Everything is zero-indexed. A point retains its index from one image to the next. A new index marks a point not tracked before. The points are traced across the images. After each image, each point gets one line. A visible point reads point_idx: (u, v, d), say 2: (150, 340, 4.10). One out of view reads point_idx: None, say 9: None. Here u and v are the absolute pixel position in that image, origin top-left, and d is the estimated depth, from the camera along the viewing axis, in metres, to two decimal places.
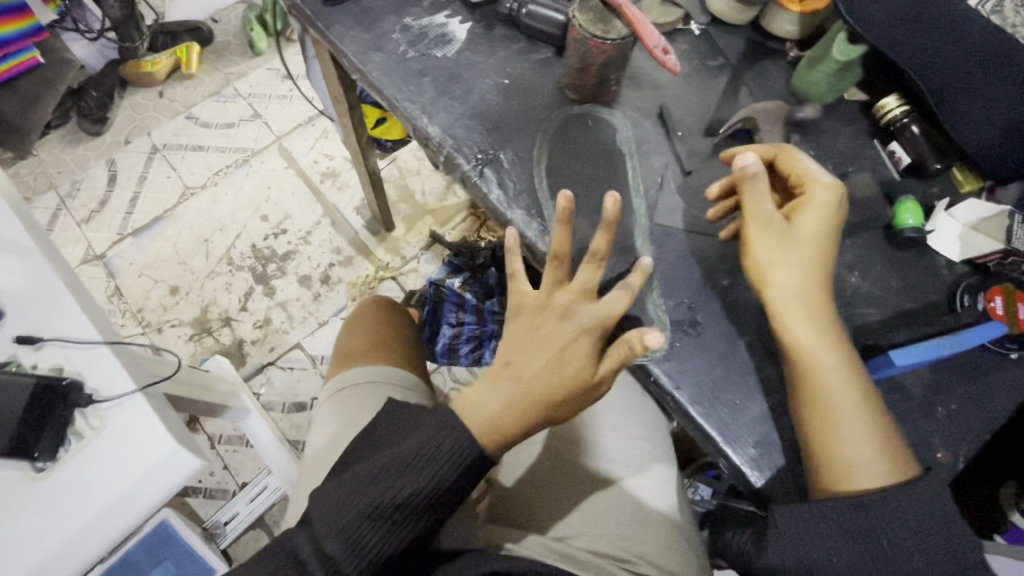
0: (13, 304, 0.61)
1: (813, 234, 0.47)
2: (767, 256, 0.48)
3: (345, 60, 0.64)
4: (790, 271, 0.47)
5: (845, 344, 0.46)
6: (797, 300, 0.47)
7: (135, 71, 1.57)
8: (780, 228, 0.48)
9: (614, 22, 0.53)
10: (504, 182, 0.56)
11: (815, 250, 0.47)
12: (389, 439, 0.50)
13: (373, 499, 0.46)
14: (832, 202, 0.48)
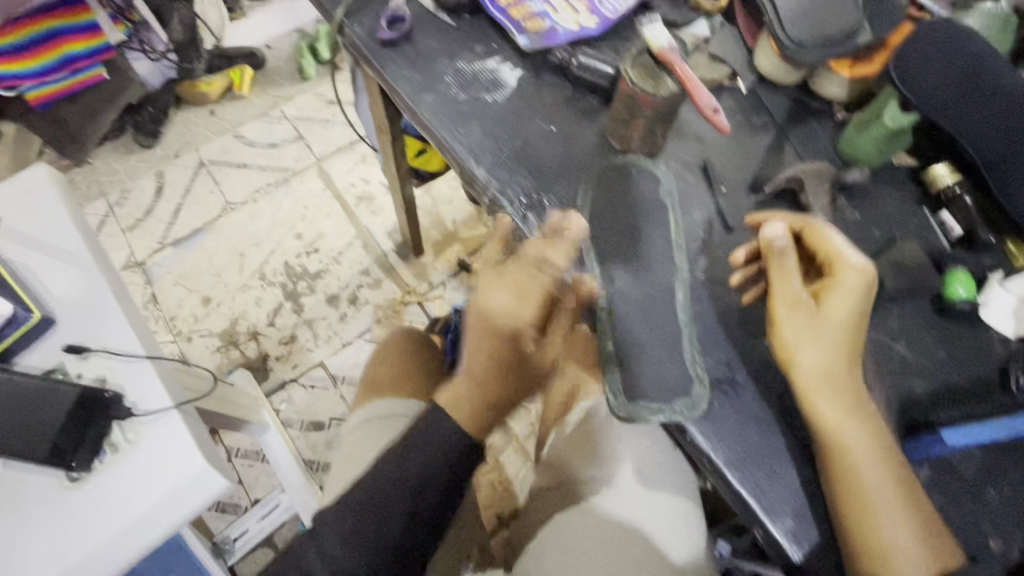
0: (66, 313, 0.64)
1: (840, 316, 0.46)
2: (796, 336, 0.46)
3: (397, 98, 0.66)
4: (821, 353, 0.45)
5: (877, 427, 0.45)
6: (826, 384, 0.45)
7: (191, 91, 1.66)
8: (810, 308, 0.47)
9: (664, 78, 0.54)
10: (546, 227, 0.57)
11: (843, 335, 0.46)
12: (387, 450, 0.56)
13: (403, 486, 0.54)
14: (863, 283, 0.47)
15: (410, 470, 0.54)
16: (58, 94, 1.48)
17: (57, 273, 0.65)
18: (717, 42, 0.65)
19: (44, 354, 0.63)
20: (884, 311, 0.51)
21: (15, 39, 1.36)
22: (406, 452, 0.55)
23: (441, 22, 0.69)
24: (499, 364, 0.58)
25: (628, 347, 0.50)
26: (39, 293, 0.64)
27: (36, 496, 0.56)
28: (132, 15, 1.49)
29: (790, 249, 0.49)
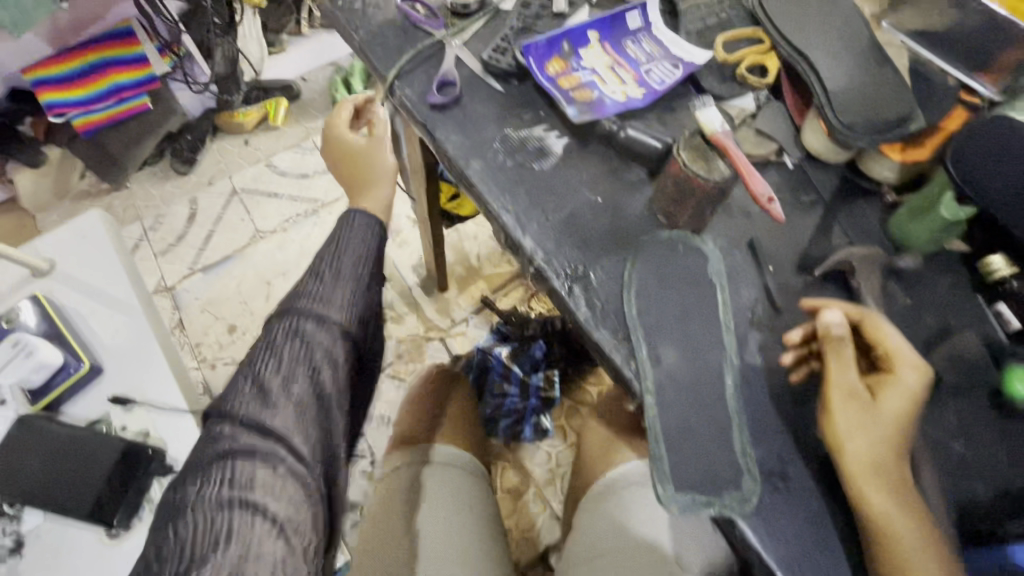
0: (115, 361, 0.66)
1: (897, 408, 0.45)
2: (852, 426, 0.45)
3: (444, 161, 0.67)
4: (876, 446, 0.44)
5: (932, 530, 0.43)
6: (879, 476, 0.44)
7: (228, 120, 1.71)
8: (866, 401, 0.46)
9: (717, 161, 0.55)
10: (592, 301, 0.57)
11: (898, 426, 0.45)
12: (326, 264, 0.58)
13: (361, 282, 0.59)
14: (920, 378, 0.47)
15: (336, 261, 0.58)
16: (98, 125, 1.51)
17: (106, 321, 0.68)
18: (764, 118, 0.65)
19: (88, 406, 0.64)
20: (941, 406, 0.50)
21: (68, 68, 1.43)
22: (328, 252, 0.59)
23: (488, 85, 0.71)
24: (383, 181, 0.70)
25: (677, 435, 0.49)
26: (88, 340, 0.66)
27: (79, 550, 0.57)
28: (177, 49, 1.52)
29: (848, 336, 0.48)
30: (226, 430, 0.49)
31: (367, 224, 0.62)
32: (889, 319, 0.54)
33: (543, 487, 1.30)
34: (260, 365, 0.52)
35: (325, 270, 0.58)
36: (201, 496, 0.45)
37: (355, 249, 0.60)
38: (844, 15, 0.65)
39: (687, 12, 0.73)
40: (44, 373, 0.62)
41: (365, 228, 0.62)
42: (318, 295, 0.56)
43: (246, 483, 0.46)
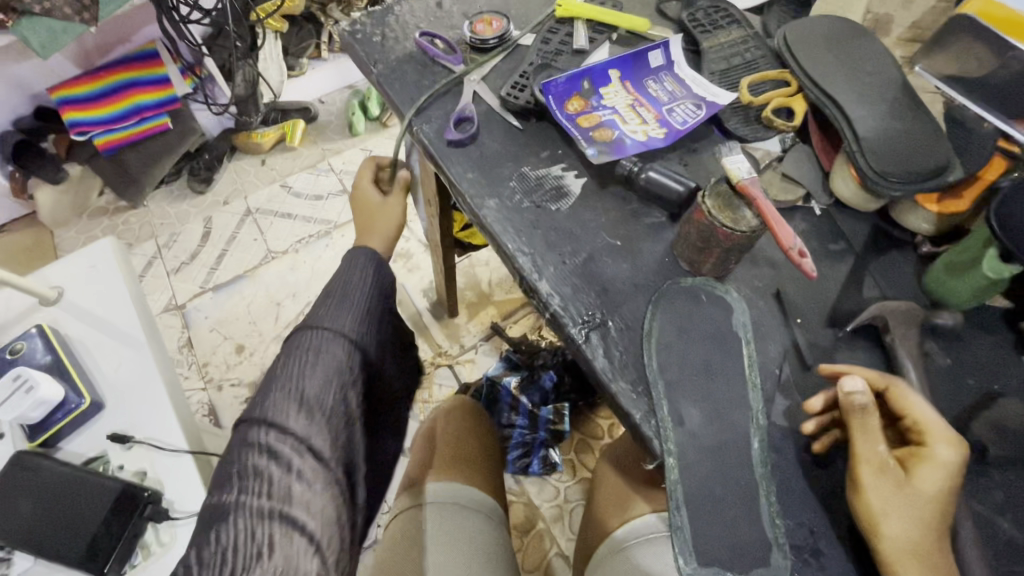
0: (115, 397, 0.66)
1: (932, 489, 0.40)
2: (881, 506, 0.41)
3: (460, 198, 0.66)
4: (910, 528, 0.40)
5: None
6: (915, 560, 0.39)
7: (245, 141, 1.72)
8: (897, 478, 0.41)
9: (743, 210, 0.52)
10: (610, 351, 0.54)
11: (934, 509, 0.40)
12: (331, 297, 0.60)
13: (369, 308, 0.61)
14: (958, 454, 0.41)
15: (356, 283, 0.61)
16: (122, 142, 1.54)
17: (106, 354, 0.69)
18: (791, 160, 0.63)
19: (86, 442, 0.64)
20: (987, 479, 0.47)
21: (93, 89, 1.46)
22: (348, 273, 0.62)
23: (506, 123, 0.70)
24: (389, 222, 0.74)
25: (700, 502, 0.46)
26: (91, 375, 0.67)
27: None
28: (199, 70, 1.56)
29: (873, 408, 0.43)
30: (255, 454, 0.49)
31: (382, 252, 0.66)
32: (927, 379, 0.51)
33: (550, 524, 1.25)
34: (283, 380, 0.53)
35: (345, 295, 0.60)
36: (236, 507, 0.47)
37: (371, 276, 0.63)
38: (874, 59, 0.63)
39: (710, 51, 0.71)
40: (45, 408, 0.62)
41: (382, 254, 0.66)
42: (334, 319, 0.58)
43: (280, 493, 0.49)
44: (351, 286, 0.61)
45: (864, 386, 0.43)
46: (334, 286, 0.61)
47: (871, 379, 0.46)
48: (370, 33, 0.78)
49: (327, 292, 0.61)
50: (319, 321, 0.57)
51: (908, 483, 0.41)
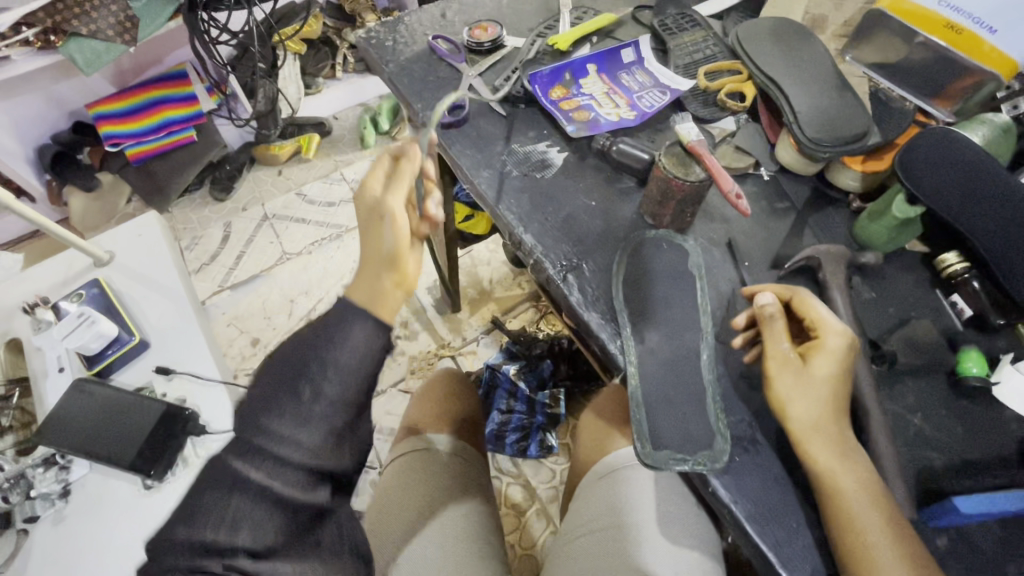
0: (159, 338, 0.79)
1: (827, 370, 0.50)
2: (784, 389, 0.50)
3: (458, 171, 0.76)
4: (808, 401, 0.49)
5: (865, 469, 0.47)
6: (811, 422, 0.48)
7: (264, 153, 1.79)
8: (797, 367, 0.51)
9: (693, 166, 0.62)
10: (584, 288, 0.64)
11: (828, 386, 0.49)
12: (279, 393, 0.46)
13: (321, 409, 0.46)
14: (845, 341, 0.51)
15: (309, 369, 0.46)
16: (153, 153, 1.63)
17: (154, 304, 0.80)
18: (742, 136, 0.74)
19: (134, 373, 0.75)
20: (901, 384, 0.55)
21: (127, 104, 1.58)
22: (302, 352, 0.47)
23: (498, 110, 0.80)
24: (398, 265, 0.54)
25: (657, 402, 0.55)
26: (139, 322, 0.79)
27: (118, 498, 0.69)
28: (224, 88, 1.66)
29: (778, 314, 0.53)
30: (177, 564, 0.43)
31: (360, 316, 0.49)
32: (854, 307, 0.59)
33: (546, 504, 1.26)
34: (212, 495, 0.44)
35: (294, 383, 0.46)
36: None
37: (334, 358, 0.47)
38: (811, 50, 0.74)
39: (675, 49, 0.83)
40: (102, 342, 0.73)
41: (358, 320, 0.49)
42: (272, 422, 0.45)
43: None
44: (302, 373, 0.46)
45: (772, 298, 0.53)
46: (286, 371, 0.47)
47: (778, 293, 0.57)
48: (383, 39, 0.90)
49: (278, 384, 0.46)
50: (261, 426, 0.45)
51: (808, 369, 0.50)
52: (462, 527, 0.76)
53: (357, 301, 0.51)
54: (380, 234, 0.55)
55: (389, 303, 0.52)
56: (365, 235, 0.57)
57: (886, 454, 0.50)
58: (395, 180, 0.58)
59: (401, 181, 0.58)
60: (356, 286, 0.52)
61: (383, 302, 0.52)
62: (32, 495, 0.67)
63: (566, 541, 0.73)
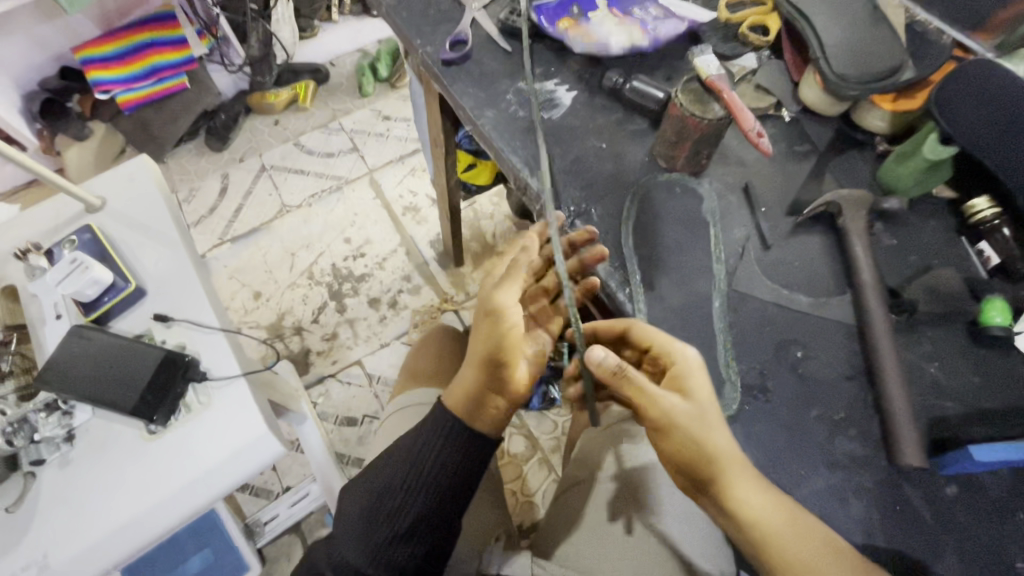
0: (156, 285, 0.71)
1: (680, 414, 0.48)
2: (700, 446, 0.47)
3: (460, 112, 0.71)
4: (718, 444, 0.47)
5: (778, 496, 0.46)
6: (727, 466, 0.47)
7: (258, 102, 1.70)
8: (691, 414, 0.48)
9: (712, 105, 0.59)
10: (592, 234, 0.60)
11: (692, 421, 0.48)
12: (400, 478, 0.57)
13: (432, 492, 0.57)
14: (694, 366, 0.49)
15: (405, 477, 0.57)
16: (141, 102, 1.54)
17: (148, 250, 0.73)
18: (764, 74, 0.69)
19: (133, 320, 0.70)
20: (919, 334, 0.53)
21: (109, 50, 1.46)
22: (396, 464, 0.58)
23: (502, 47, 0.75)
24: (499, 370, 0.56)
25: None
26: (133, 268, 0.71)
27: (118, 444, 0.63)
28: (215, 31, 1.56)
29: (625, 364, 0.51)
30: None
31: (445, 429, 0.58)
32: (875, 255, 0.57)
33: (547, 455, 1.27)
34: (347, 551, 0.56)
35: (392, 487, 0.57)
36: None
37: (422, 469, 0.57)
38: None
39: None
40: (97, 289, 0.68)
41: (444, 437, 0.58)
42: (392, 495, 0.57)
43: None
44: (397, 477, 0.57)
45: (602, 353, 0.51)
46: (406, 460, 0.58)
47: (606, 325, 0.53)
48: None
49: (406, 468, 0.58)
50: (388, 501, 0.57)
51: (667, 426, 0.49)
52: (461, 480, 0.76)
53: (456, 411, 0.58)
54: (489, 339, 0.55)
55: (489, 416, 0.58)
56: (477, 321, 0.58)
57: (900, 405, 0.49)
58: (514, 279, 0.56)
59: (518, 283, 0.56)
60: (460, 391, 0.58)
61: (482, 415, 0.58)
62: (35, 439, 0.62)
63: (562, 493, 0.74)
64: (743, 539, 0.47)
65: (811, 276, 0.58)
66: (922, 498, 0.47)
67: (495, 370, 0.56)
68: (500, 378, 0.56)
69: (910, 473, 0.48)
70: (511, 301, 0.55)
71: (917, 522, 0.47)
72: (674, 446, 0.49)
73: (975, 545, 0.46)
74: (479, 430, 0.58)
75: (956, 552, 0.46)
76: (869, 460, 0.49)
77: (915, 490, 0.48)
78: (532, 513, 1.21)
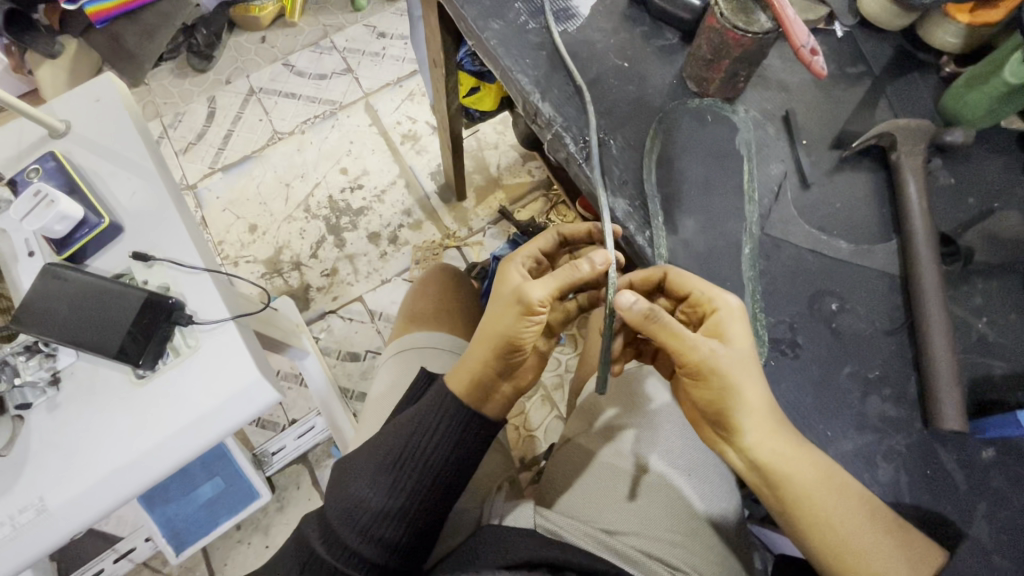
0: (133, 221, 0.65)
1: (723, 361, 0.43)
2: (733, 396, 0.43)
3: (462, 23, 0.61)
4: (754, 396, 0.43)
5: (810, 452, 0.43)
6: (763, 417, 0.43)
7: (243, 15, 1.50)
8: (731, 361, 0.43)
9: (757, 14, 0.49)
10: (610, 169, 0.54)
11: (737, 371, 0.43)
12: (407, 435, 0.56)
13: (437, 449, 0.55)
14: (739, 315, 0.45)
15: (406, 451, 0.55)
16: (111, 14, 1.38)
17: (122, 182, 0.66)
18: None
19: (111, 259, 0.64)
20: (969, 286, 0.49)
21: None
22: (398, 431, 0.56)
23: None
24: (513, 354, 0.53)
25: None
26: (108, 202, 0.65)
27: (107, 388, 0.60)
28: None
29: (656, 307, 0.44)
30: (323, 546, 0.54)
31: (448, 410, 0.55)
32: (930, 196, 0.51)
33: (551, 391, 1.16)
34: (351, 506, 0.54)
35: (395, 461, 0.55)
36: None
37: (426, 451, 0.55)
38: None
39: None
40: (67, 224, 0.62)
41: (448, 419, 0.55)
42: (396, 452, 0.55)
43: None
44: (397, 452, 0.55)
45: (634, 297, 0.44)
46: (414, 421, 0.56)
47: (647, 274, 0.48)
48: None
49: (410, 429, 0.56)
50: (393, 456, 0.55)
51: (704, 374, 0.44)
52: None
53: (461, 391, 0.55)
54: (508, 327, 0.52)
55: (494, 399, 0.56)
56: (494, 302, 0.54)
57: (944, 365, 0.45)
58: (551, 275, 0.51)
59: (557, 282, 0.51)
60: (466, 372, 0.55)
61: (487, 400, 0.56)
62: (18, 383, 0.59)
63: (567, 437, 0.72)
64: (768, 488, 0.46)
65: (854, 219, 0.52)
66: (955, 460, 0.45)
67: (507, 354, 0.53)
68: (510, 363, 0.54)
69: (945, 435, 0.45)
70: (538, 288, 0.51)
71: (948, 486, 0.44)
72: (713, 391, 0.44)
73: (1010, 511, 0.44)
74: (483, 415, 0.56)
75: (987, 517, 0.44)
76: (903, 421, 0.46)
77: (948, 453, 0.45)
78: (533, 448, 1.12)
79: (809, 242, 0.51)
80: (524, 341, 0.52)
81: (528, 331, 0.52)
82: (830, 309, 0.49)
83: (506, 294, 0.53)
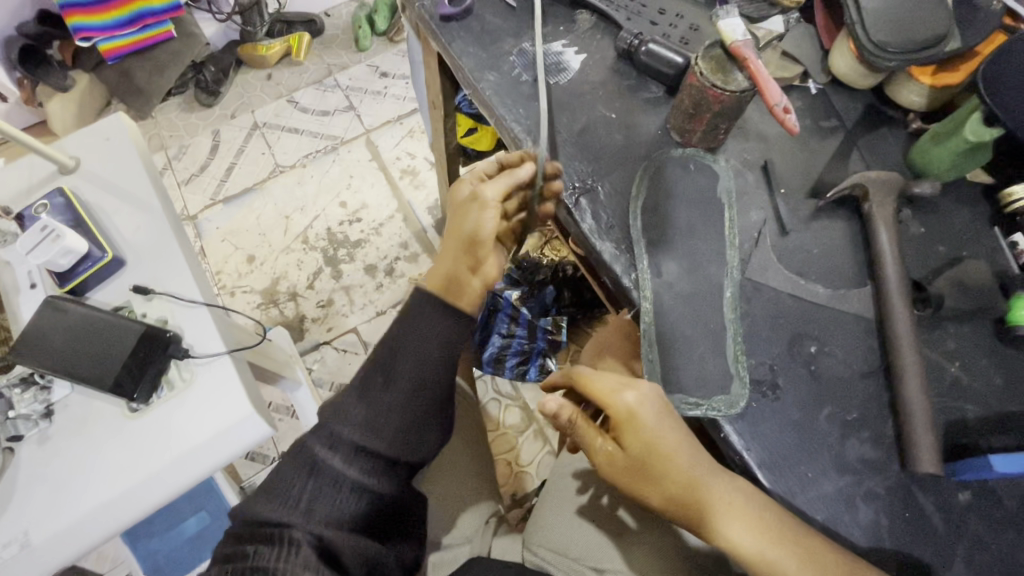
0: (135, 256, 0.67)
1: (625, 477, 0.48)
2: (650, 498, 0.47)
3: (460, 73, 0.65)
4: (667, 486, 0.46)
5: (753, 514, 0.44)
6: (688, 495, 0.45)
7: (251, 54, 1.57)
8: (630, 469, 0.47)
9: (734, 73, 0.53)
10: (598, 214, 0.56)
11: (625, 475, 0.48)
12: (383, 360, 0.55)
13: (414, 379, 0.54)
14: (633, 419, 0.46)
15: (378, 381, 0.54)
16: (121, 51, 1.43)
17: (126, 217, 0.68)
18: (791, 39, 0.63)
19: (111, 292, 0.66)
20: (941, 331, 0.51)
21: None
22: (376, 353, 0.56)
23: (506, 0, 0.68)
24: (476, 252, 0.58)
25: (669, 340, 0.51)
26: (112, 236, 0.67)
27: (100, 421, 0.61)
28: None
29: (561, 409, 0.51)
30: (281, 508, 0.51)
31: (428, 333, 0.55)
32: (901, 244, 0.53)
33: (543, 425, 1.16)
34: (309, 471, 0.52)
35: (365, 394, 0.54)
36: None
37: (405, 378, 0.54)
38: None
39: None
40: (71, 258, 0.64)
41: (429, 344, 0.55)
42: (365, 391, 0.54)
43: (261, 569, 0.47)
44: (369, 388, 0.54)
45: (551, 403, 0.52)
46: (390, 341, 0.56)
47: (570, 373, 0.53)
48: None
49: (389, 352, 0.55)
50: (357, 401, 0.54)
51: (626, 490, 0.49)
52: (451, 454, 0.72)
53: (434, 292, 0.57)
54: (468, 221, 0.57)
55: (468, 294, 0.58)
56: (454, 212, 0.59)
57: (919, 410, 0.46)
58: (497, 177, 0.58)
59: (502, 182, 0.57)
60: (439, 270, 0.58)
61: (461, 296, 0.58)
62: (11, 415, 0.59)
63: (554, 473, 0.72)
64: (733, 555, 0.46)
65: (831, 265, 0.54)
66: (934, 504, 0.46)
67: (473, 248, 0.57)
68: (477, 258, 0.58)
69: (924, 478, 0.46)
70: (489, 186, 0.57)
71: (928, 530, 0.45)
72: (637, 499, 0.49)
73: (988, 555, 0.45)
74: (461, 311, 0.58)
75: (966, 561, 0.44)
76: (882, 464, 0.47)
77: (926, 495, 0.46)
78: (525, 484, 1.11)
79: (788, 288, 0.53)
80: (485, 232, 0.57)
81: (488, 224, 0.57)
82: (810, 352, 0.50)
83: (464, 199, 0.58)
